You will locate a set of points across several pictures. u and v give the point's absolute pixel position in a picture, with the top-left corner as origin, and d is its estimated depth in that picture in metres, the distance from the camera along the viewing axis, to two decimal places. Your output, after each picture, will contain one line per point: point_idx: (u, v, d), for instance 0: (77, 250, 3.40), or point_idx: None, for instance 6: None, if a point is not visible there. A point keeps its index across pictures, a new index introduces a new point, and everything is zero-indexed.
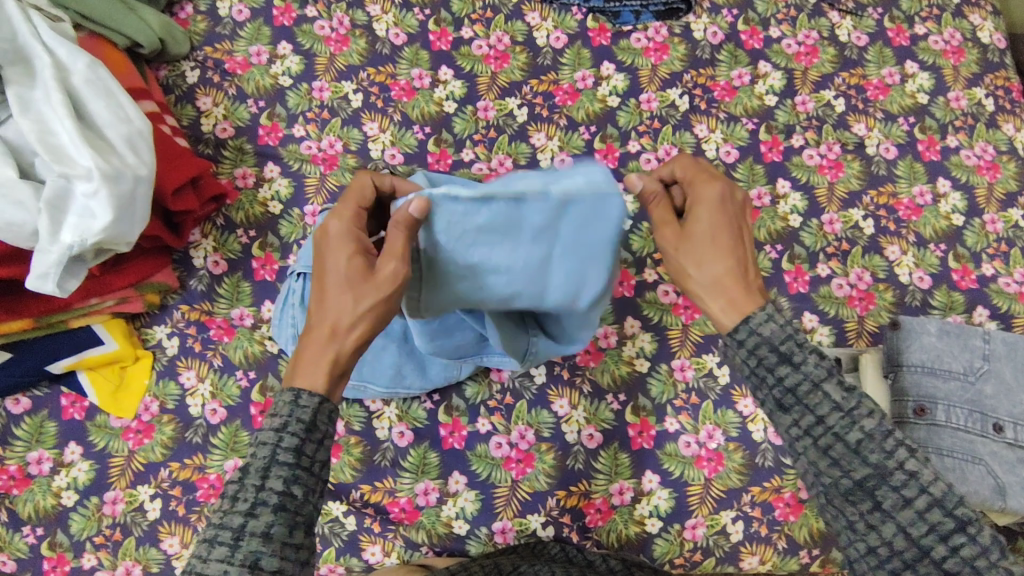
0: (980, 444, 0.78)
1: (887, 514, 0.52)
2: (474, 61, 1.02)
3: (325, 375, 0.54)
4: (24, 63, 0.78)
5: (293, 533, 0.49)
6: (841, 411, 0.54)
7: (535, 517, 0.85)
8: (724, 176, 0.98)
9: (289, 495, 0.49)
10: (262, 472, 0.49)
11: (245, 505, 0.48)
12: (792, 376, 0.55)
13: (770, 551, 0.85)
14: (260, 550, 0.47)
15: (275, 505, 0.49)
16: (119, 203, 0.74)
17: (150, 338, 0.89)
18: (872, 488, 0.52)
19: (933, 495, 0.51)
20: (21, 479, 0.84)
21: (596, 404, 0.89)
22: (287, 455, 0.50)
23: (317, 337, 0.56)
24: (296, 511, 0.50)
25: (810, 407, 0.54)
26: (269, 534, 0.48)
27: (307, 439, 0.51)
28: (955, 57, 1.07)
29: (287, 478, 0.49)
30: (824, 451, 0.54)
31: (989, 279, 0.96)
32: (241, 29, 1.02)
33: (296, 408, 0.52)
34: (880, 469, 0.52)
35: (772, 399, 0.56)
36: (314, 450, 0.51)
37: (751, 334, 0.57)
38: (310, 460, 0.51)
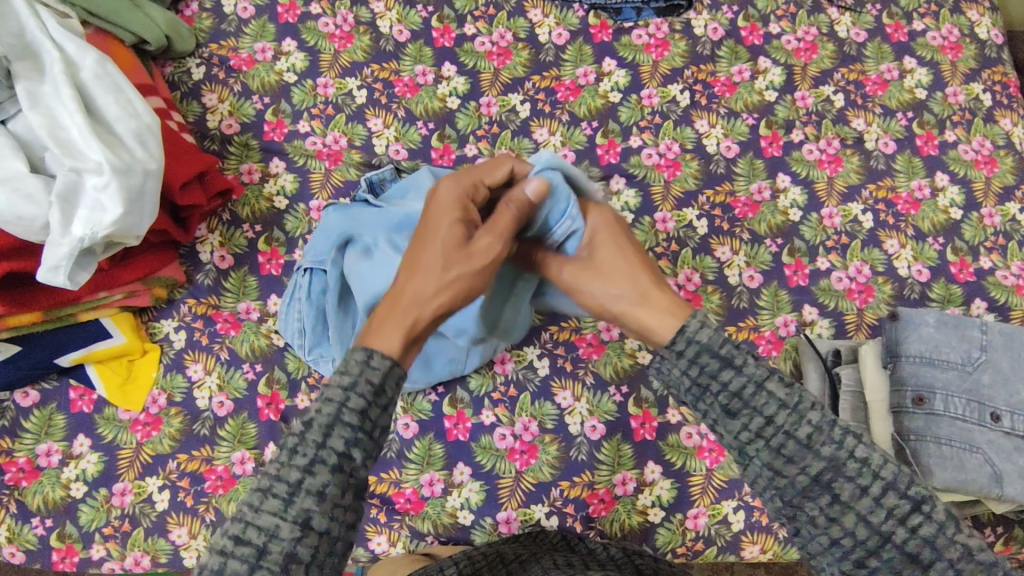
0: (978, 432, 0.79)
1: (847, 506, 0.47)
2: (477, 57, 1.03)
3: (400, 337, 0.51)
4: (33, 57, 0.79)
5: (344, 495, 0.45)
6: (788, 408, 0.50)
7: (539, 507, 0.86)
8: (724, 170, 1.00)
9: (348, 457, 0.45)
10: (324, 429, 0.45)
11: (304, 460, 0.44)
12: (737, 379, 0.51)
13: (771, 540, 0.86)
14: (313, 508, 0.44)
15: (333, 466, 0.45)
16: (129, 196, 0.75)
17: (157, 332, 0.90)
18: (828, 481, 0.48)
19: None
20: (31, 471, 0.85)
21: (599, 397, 0.90)
22: (352, 416, 0.46)
23: (403, 301, 0.54)
24: (352, 473, 0.46)
25: (758, 409, 0.50)
26: (323, 493, 0.44)
27: (373, 403, 0.47)
28: (952, 53, 1.08)
29: (348, 439, 0.45)
30: (776, 450, 0.49)
31: (987, 271, 0.97)
32: (246, 27, 1.02)
33: (365, 367, 0.48)
34: (833, 461, 0.48)
35: (718, 405, 0.52)
36: (378, 415, 0.47)
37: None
38: (372, 426, 0.47)
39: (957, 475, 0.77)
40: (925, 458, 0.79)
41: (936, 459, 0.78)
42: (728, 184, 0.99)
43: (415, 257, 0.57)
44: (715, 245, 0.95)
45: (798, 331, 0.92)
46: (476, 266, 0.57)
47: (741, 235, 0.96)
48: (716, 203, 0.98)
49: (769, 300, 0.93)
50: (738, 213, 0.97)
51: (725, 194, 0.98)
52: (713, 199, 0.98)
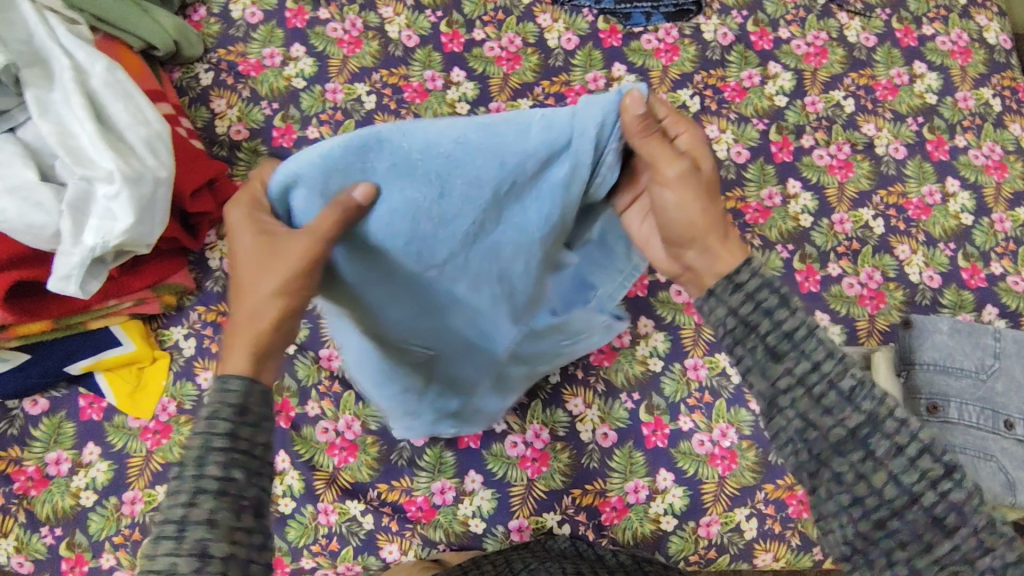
0: (991, 440, 0.79)
1: (879, 463, 0.45)
2: (487, 63, 1.03)
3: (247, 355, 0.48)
4: (41, 64, 0.78)
5: (239, 517, 0.43)
6: (835, 357, 0.47)
7: (551, 516, 0.86)
8: (735, 176, 0.99)
9: (229, 480, 0.43)
10: (197, 461, 0.43)
11: (186, 495, 0.42)
12: (792, 320, 0.47)
13: (784, 548, 0.85)
14: (208, 538, 0.41)
15: (216, 492, 0.42)
16: (140, 205, 0.75)
17: (166, 339, 0.90)
18: (865, 435, 0.45)
19: (923, 441, 0.45)
20: (40, 480, 0.84)
21: (610, 403, 0.90)
22: (223, 440, 0.43)
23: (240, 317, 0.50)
24: (240, 495, 0.43)
25: (806, 353, 0.47)
26: (214, 521, 0.41)
27: (241, 423, 0.44)
28: (962, 58, 1.08)
29: (224, 462, 0.43)
30: (817, 400, 0.46)
31: (999, 277, 0.97)
32: (254, 32, 1.02)
33: (221, 393, 0.45)
34: (872, 415, 0.45)
35: (763, 347, 0.48)
36: (252, 433, 0.44)
37: (753, 276, 0.49)
38: (248, 444, 0.44)
39: (971, 484, 0.77)
40: None
41: None
42: (739, 189, 0.98)
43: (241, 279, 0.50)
44: None
45: None
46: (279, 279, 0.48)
47: (752, 241, 0.96)
48: (727, 208, 0.97)
49: None
50: (749, 218, 0.97)
51: (736, 200, 0.98)
52: (724, 205, 0.97)
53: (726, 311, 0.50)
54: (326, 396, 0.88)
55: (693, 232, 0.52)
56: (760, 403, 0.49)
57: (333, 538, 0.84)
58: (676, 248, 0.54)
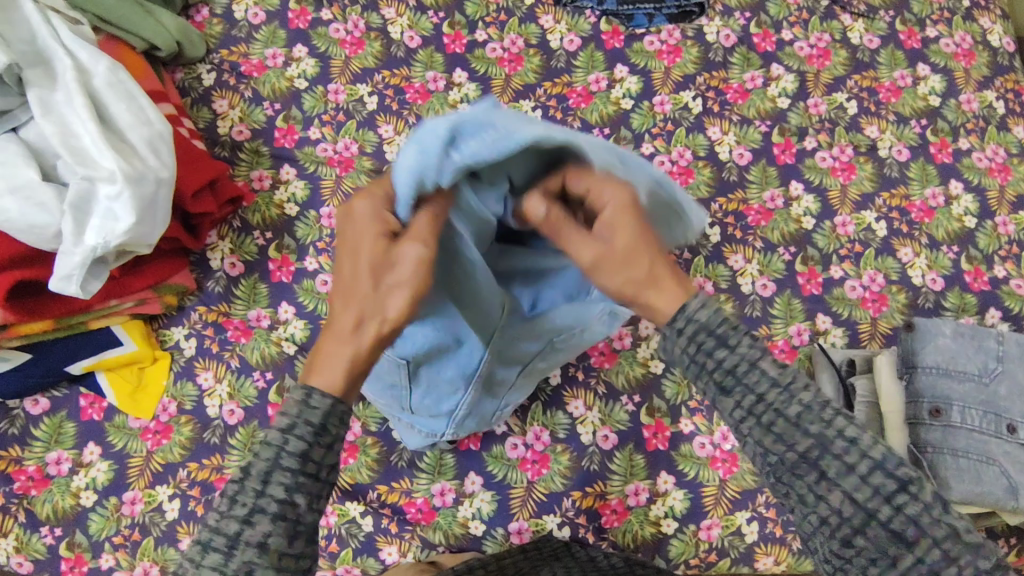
0: (994, 444, 0.79)
1: (833, 483, 0.44)
2: (489, 64, 1.03)
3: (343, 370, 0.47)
4: (44, 64, 0.78)
5: (292, 543, 0.43)
6: (779, 387, 0.46)
7: (551, 518, 0.85)
8: (737, 178, 0.99)
9: (290, 504, 0.43)
10: (263, 476, 0.42)
11: (243, 510, 0.42)
12: (729, 358, 0.46)
13: (785, 552, 0.85)
14: (253, 561, 0.41)
15: (274, 514, 0.42)
16: (141, 205, 0.75)
17: (167, 339, 0.90)
18: (816, 458, 0.44)
19: (876, 458, 0.44)
20: (40, 480, 0.84)
21: (611, 406, 0.89)
22: (293, 461, 0.43)
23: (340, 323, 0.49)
24: (298, 521, 0.43)
25: (750, 387, 0.46)
26: (265, 545, 0.42)
27: (315, 444, 0.44)
28: (966, 60, 1.08)
29: (288, 485, 0.43)
30: (766, 427, 0.46)
31: (1002, 280, 0.96)
32: (256, 32, 1.02)
33: (303, 409, 0.44)
34: (822, 438, 0.44)
35: (710, 382, 0.47)
36: (322, 454, 0.44)
37: (689, 322, 0.48)
38: (316, 468, 0.44)
39: (972, 487, 0.76)
40: (942, 471, 0.78)
41: (953, 471, 0.77)
42: (741, 192, 0.98)
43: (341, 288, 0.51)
44: (728, 253, 0.95)
45: (812, 341, 0.91)
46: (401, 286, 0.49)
47: (754, 244, 0.96)
48: (729, 210, 0.97)
49: (782, 309, 0.93)
50: (751, 220, 0.97)
51: (738, 202, 0.98)
52: (726, 207, 0.97)
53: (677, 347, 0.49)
54: None
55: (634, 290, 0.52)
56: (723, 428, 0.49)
57: (332, 540, 0.84)
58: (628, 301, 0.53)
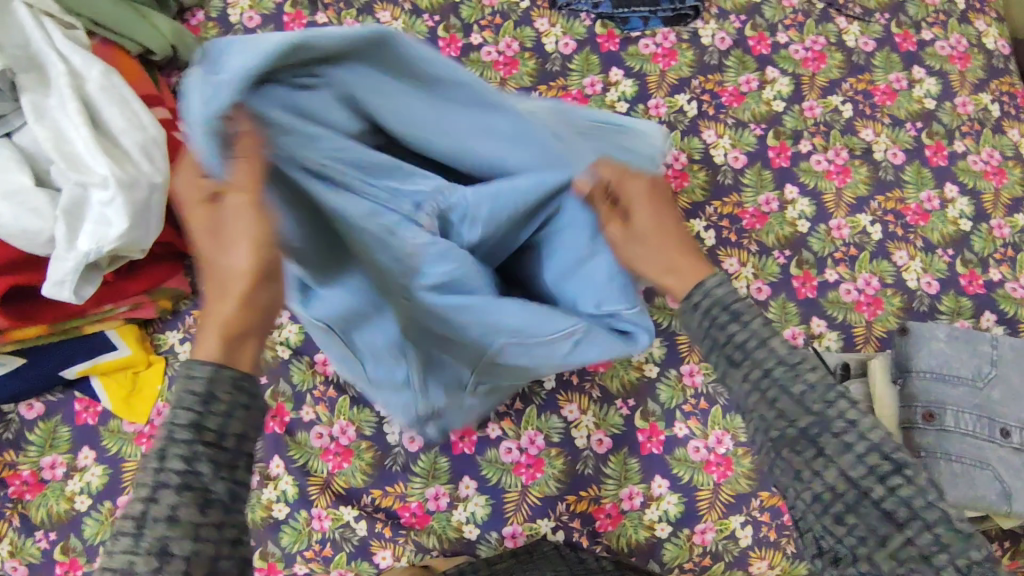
0: (988, 449, 0.78)
1: (829, 458, 0.46)
2: (484, 67, 1.03)
3: (218, 338, 0.45)
4: (38, 69, 0.78)
5: (205, 513, 0.41)
6: (785, 364, 0.48)
7: (545, 522, 0.85)
8: (732, 181, 0.99)
9: (194, 474, 0.40)
10: (160, 451, 0.41)
11: (147, 489, 0.40)
12: (740, 332, 0.49)
13: (779, 555, 0.85)
14: (168, 536, 0.39)
15: (177, 486, 0.40)
16: (134, 210, 0.75)
17: (162, 344, 0.90)
18: (815, 434, 0.46)
19: (871, 440, 0.46)
20: (35, 484, 0.85)
21: (606, 410, 0.89)
22: (185, 430, 0.41)
23: (215, 289, 0.48)
24: (205, 492, 0.41)
25: (757, 360, 0.48)
26: (173, 518, 0.40)
27: (207, 412, 0.41)
28: (961, 63, 1.08)
29: (186, 456, 0.40)
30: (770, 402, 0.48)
31: (997, 284, 0.96)
32: (252, 36, 1.02)
33: (185, 378, 0.42)
34: (822, 416, 0.46)
35: (721, 356, 0.50)
36: (221, 422, 0.42)
37: (706, 296, 0.52)
38: (215, 436, 0.41)
39: (967, 492, 0.76)
40: (936, 476, 0.77)
41: (947, 476, 0.77)
42: (736, 195, 0.98)
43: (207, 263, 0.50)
44: (723, 256, 0.95)
45: (806, 344, 0.91)
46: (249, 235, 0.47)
47: (749, 247, 0.96)
48: (724, 214, 0.97)
49: (777, 312, 0.93)
50: (746, 224, 0.97)
51: (733, 205, 0.97)
52: (720, 210, 0.97)
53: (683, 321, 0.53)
54: (321, 402, 0.88)
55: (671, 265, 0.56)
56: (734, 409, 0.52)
57: (326, 544, 0.84)
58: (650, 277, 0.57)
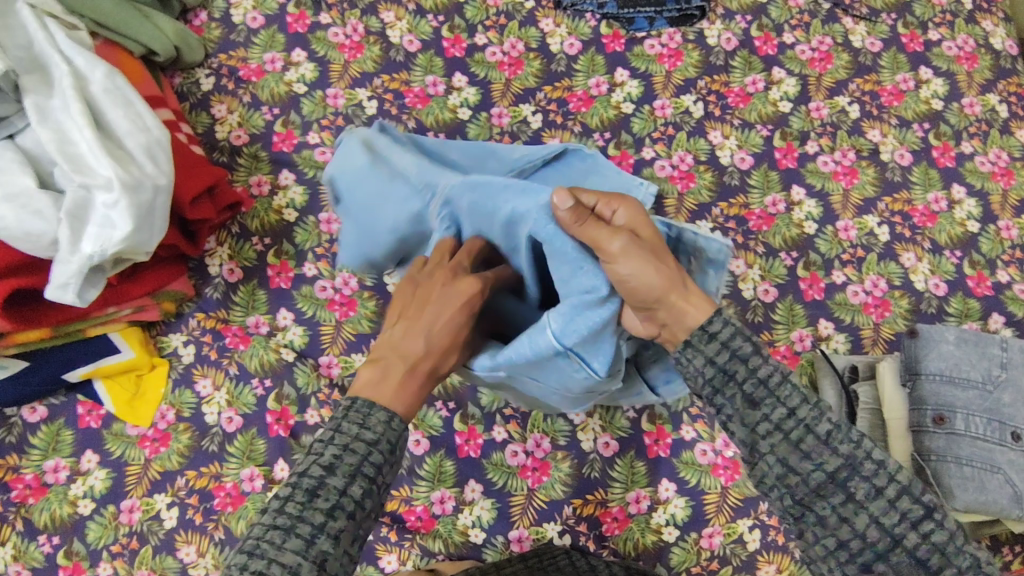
0: (998, 452, 0.78)
1: (860, 505, 0.52)
2: (489, 68, 1.02)
3: (408, 403, 0.57)
4: (41, 71, 0.78)
5: (354, 541, 0.51)
6: (809, 404, 0.54)
7: (552, 526, 0.85)
8: (739, 182, 0.98)
9: (360, 506, 0.51)
10: (348, 475, 0.50)
11: (326, 504, 0.49)
12: (765, 368, 0.54)
13: (787, 560, 0.84)
14: (329, 550, 0.48)
15: (349, 512, 0.50)
16: (139, 212, 0.74)
17: (166, 346, 0.89)
18: (844, 479, 0.52)
19: (901, 483, 0.51)
20: (38, 488, 0.84)
21: (612, 413, 0.89)
22: (370, 469, 0.52)
23: (399, 357, 0.59)
24: (360, 523, 0.51)
25: (781, 401, 0.54)
26: (339, 537, 0.49)
27: (386, 461, 0.53)
28: (968, 63, 1.07)
29: (364, 489, 0.51)
30: (794, 444, 0.53)
31: (1005, 285, 0.96)
32: (255, 36, 1.02)
33: (388, 427, 0.54)
34: (850, 459, 0.52)
35: (742, 397, 0.55)
36: (384, 472, 0.53)
37: (725, 325, 0.56)
38: (382, 482, 0.53)
39: (977, 496, 0.76)
40: (945, 480, 0.77)
41: (956, 480, 0.76)
42: (743, 196, 0.98)
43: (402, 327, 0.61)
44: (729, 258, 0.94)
45: (814, 346, 0.91)
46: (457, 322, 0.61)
47: (756, 249, 0.95)
48: (731, 215, 0.96)
49: (784, 314, 0.92)
50: (753, 225, 0.96)
51: (740, 207, 0.97)
52: (727, 212, 0.97)
53: (704, 362, 0.57)
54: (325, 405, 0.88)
55: (664, 299, 0.57)
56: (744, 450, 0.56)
57: None
58: (647, 312, 0.59)
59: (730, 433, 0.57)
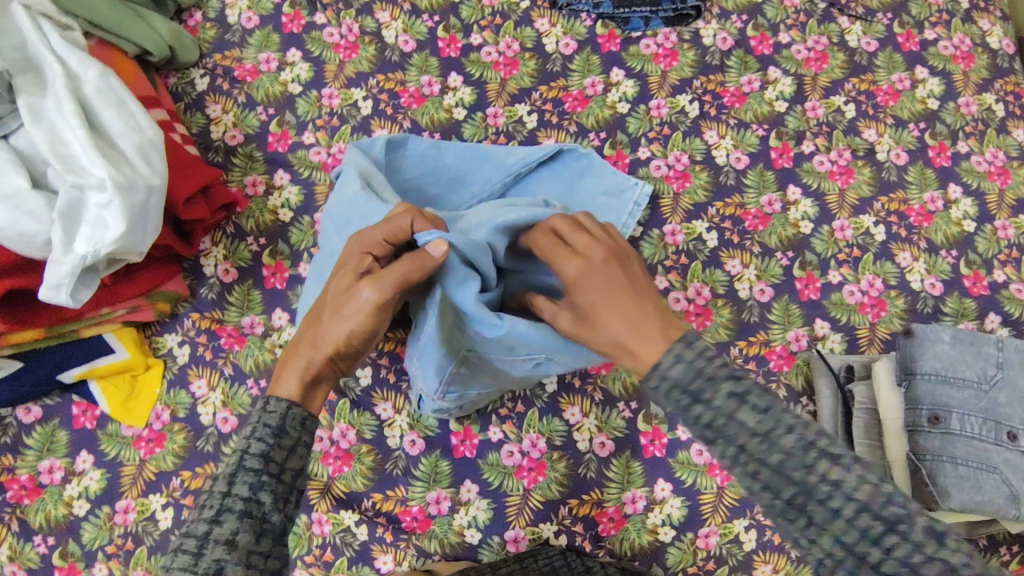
0: (994, 452, 0.78)
1: (821, 528, 0.47)
2: (484, 68, 1.02)
3: (297, 381, 0.58)
4: (35, 71, 0.78)
5: (258, 540, 0.49)
6: (758, 435, 0.49)
7: (547, 526, 0.85)
8: (735, 182, 0.98)
9: (256, 502, 0.50)
10: (229, 480, 0.50)
11: (211, 513, 0.49)
12: (706, 413, 0.50)
13: (783, 559, 0.84)
14: (223, 558, 0.47)
15: (241, 511, 0.49)
16: (132, 213, 0.74)
17: (161, 347, 0.89)
18: (802, 504, 0.47)
19: (860, 500, 0.46)
20: (33, 488, 0.84)
21: (608, 413, 0.89)
22: (255, 462, 0.51)
23: (304, 343, 0.62)
24: (263, 517, 0.50)
25: (730, 438, 0.49)
26: (233, 540, 0.48)
27: (274, 447, 0.53)
28: (964, 62, 1.07)
29: (254, 484, 0.50)
30: (751, 476, 0.49)
31: (1001, 285, 0.96)
32: (250, 37, 1.01)
33: (263, 414, 0.55)
34: (803, 484, 0.47)
35: (697, 433, 0.51)
36: (283, 457, 0.53)
37: (663, 377, 0.53)
38: (277, 469, 0.52)
39: (974, 496, 0.75)
40: (941, 479, 0.77)
41: (953, 480, 0.76)
42: (739, 196, 0.97)
43: (319, 312, 0.64)
44: (725, 258, 0.94)
45: (810, 346, 0.91)
46: (360, 316, 0.61)
47: (752, 248, 0.95)
48: (727, 215, 0.96)
49: (780, 314, 0.92)
50: (748, 225, 0.96)
51: (736, 207, 0.97)
52: (723, 212, 0.96)
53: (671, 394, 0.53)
54: None
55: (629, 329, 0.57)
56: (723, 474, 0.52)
57: (327, 549, 0.83)
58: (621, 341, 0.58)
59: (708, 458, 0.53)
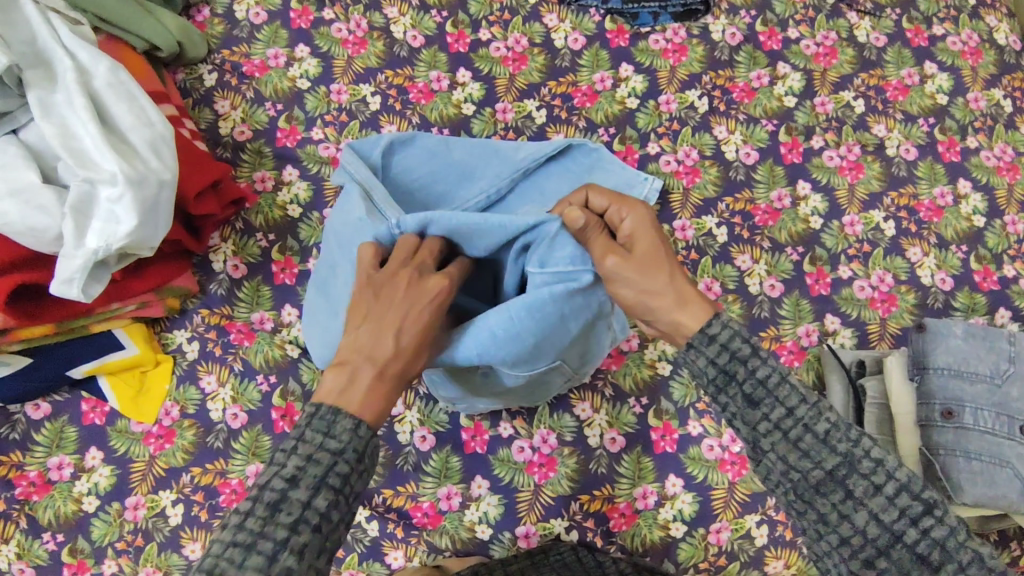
0: (1007, 446, 0.78)
1: (859, 502, 0.51)
2: (493, 63, 1.02)
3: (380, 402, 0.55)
4: (45, 65, 0.77)
5: (319, 556, 0.49)
6: (809, 403, 0.53)
7: (558, 522, 0.85)
8: (744, 177, 0.98)
9: (327, 518, 0.49)
10: (312, 487, 0.49)
11: (290, 518, 0.48)
12: (764, 369, 0.53)
13: (794, 555, 0.84)
14: (294, 567, 0.47)
15: (315, 525, 0.48)
16: (144, 208, 0.74)
17: (170, 343, 0.89)
18: (843, 477, 0.51)
19: (899, 480, 0.51)
20: (42, 485, 0.83)
21: (619, 408, 0.88)
22: (337, 479, 0.50)
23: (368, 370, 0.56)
24: (328, 535, 0.49)
25: (781, 401, 0.53)
26: (304, 551, 0.47)
27: (354, 468, 0.51)
28: (973, 58, 1.07)
29: (330, 501, 0.49)
30: (794, 444, 0.53)
31: (1011, 280, 0.95)
32: (258, 32, 1.01)
33: (354, 435, 0.52)
34: (848, 456, 0.51)
35: (741, 399, 0.54)
36: (356, 480, 0.52)
37: (723, 326, 0.55)
38: (351, 490, 0.51)
39: (986, 490, 0.75)
40: (953, 473, 0.77)
41: (965, 474, 0.76)
42: (748, 191, 0.97)
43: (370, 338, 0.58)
44: (735, 253, 0.94)
45: (820, 341, 0.91)
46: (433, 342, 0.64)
47: (762, 244, 0.95)
48: (736, 210, 0.96)
49: (790, 310, 0.92)
50: (758, 220, 0.96)
51: (745, 202, 0.97)
52: (732, 207, 0.96)
53: (706, 362, 0.56)
54: None
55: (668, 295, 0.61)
56: (748, 447, 0.56)
57: (338, 545, 0.83)
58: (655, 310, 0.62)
59: (736, 431, 0.56)
